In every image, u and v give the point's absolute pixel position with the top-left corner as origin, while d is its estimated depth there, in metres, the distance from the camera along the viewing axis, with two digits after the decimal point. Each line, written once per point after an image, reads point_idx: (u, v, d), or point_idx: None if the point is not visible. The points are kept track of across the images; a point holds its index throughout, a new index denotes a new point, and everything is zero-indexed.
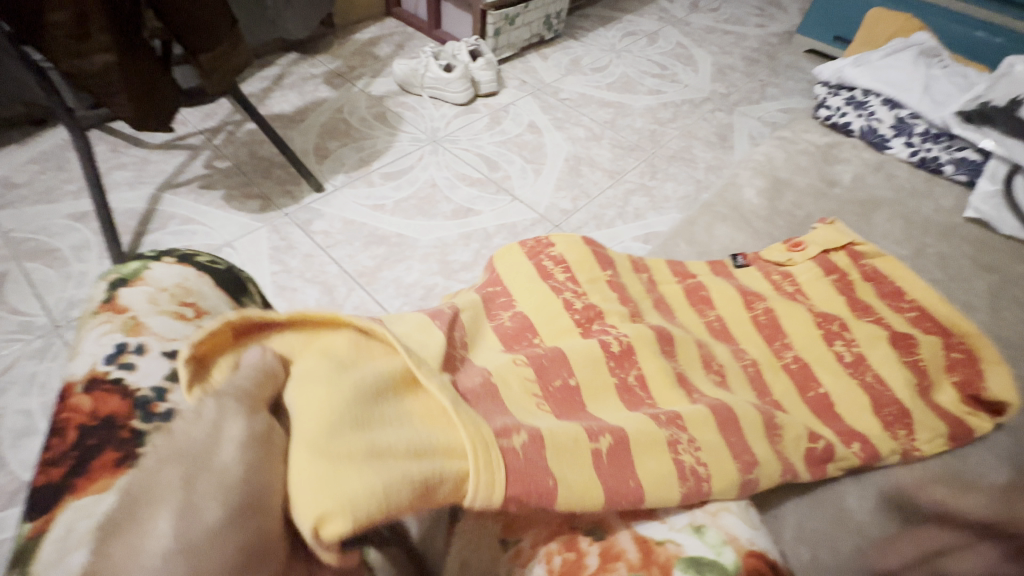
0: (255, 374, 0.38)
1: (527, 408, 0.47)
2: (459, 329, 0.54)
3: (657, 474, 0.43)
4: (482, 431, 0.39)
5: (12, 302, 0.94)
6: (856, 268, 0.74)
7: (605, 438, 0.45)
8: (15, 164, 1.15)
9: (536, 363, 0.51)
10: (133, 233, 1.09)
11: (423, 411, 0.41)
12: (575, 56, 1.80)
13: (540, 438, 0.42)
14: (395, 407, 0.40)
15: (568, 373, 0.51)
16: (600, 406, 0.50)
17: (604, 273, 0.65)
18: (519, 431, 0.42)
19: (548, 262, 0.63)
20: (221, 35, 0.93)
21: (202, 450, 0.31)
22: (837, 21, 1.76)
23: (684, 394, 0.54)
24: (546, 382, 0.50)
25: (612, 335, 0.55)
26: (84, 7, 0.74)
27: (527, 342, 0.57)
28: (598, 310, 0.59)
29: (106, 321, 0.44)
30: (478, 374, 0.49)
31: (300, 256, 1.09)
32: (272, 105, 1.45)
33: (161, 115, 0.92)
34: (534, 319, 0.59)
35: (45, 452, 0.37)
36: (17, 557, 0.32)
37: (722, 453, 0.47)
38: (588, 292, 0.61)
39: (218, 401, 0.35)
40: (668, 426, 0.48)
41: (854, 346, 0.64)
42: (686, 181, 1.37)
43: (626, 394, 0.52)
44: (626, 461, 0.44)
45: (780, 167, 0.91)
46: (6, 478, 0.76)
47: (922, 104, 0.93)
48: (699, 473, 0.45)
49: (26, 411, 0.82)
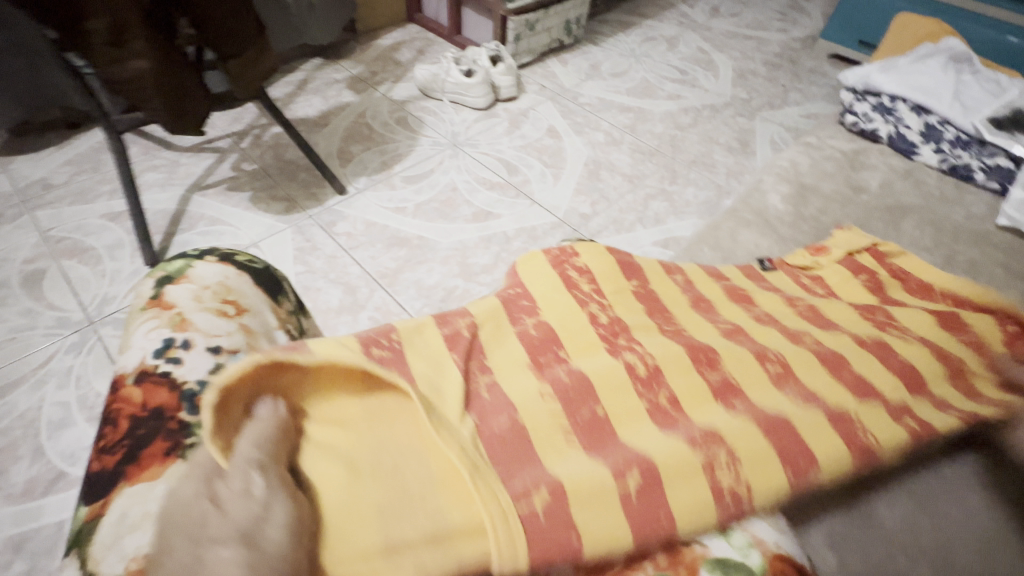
0: (270, 438, 0.38)
1: (554, 444, 0.47)
2: (477, 352, 0.55)
3: (689, 501, 0.42)
4: (499, 499, 0.39)
5: (50, 299, 0.98)
6: (883, 269, 0.74)
7: (632, 475, 0.43)
8: (53, 166, 1.20)
9: (562, 395, 0.50)
10: (164, 233, 1.12)
11: (442, 473, 0.41)
12: (594, 61, 1.80)
13: (562, 493, 0.41)
14: (413, 473, 0.40)
15: (595, 402, 0.51)
16: (629, 432, 0.49)
17: (629, 283, 0.66)
18: (539, 488, 0.41)
19: (573, 272, 0.64)
20: (249, 40, 0.95)
21: (218, 528, 0.32)
22: (861, 26, 1.74)
23: (720, 405, 0.52)
24: (573, 414, 0.49)
25: (636, 355, 0.55)
26: (120, 15, 0.77)
27: (552, 355, 0.56)
28: (624, 325, 0.60)
29: (154, 317, 0.46)
30: (503, 413, 0.49)
31: (323, 257, 1.11)
32: (297, 109, 1.48)
33: (193, 118, 0.95)
34: (558, 334, 0.58)
35: (99, 441, 0.39)
36: (77, 541, 0.34)
37: (768, 461, 0.45)
38: (613, 304, 0.63)
39: (240, 465, 0.36)
40: (704, 445, 0.46)
41: (896, 352, 0.62)
42: (706, 187, 1.36)
43: (656, 414, 0.51)
44: (658, 495, 0.42)
45: (805, 172, 0.90)
46: (43, 468, 0.79)
47: (952, 110, 0.93)
48: (739, 493, 0.43)
49: (62, 404, 0.85)
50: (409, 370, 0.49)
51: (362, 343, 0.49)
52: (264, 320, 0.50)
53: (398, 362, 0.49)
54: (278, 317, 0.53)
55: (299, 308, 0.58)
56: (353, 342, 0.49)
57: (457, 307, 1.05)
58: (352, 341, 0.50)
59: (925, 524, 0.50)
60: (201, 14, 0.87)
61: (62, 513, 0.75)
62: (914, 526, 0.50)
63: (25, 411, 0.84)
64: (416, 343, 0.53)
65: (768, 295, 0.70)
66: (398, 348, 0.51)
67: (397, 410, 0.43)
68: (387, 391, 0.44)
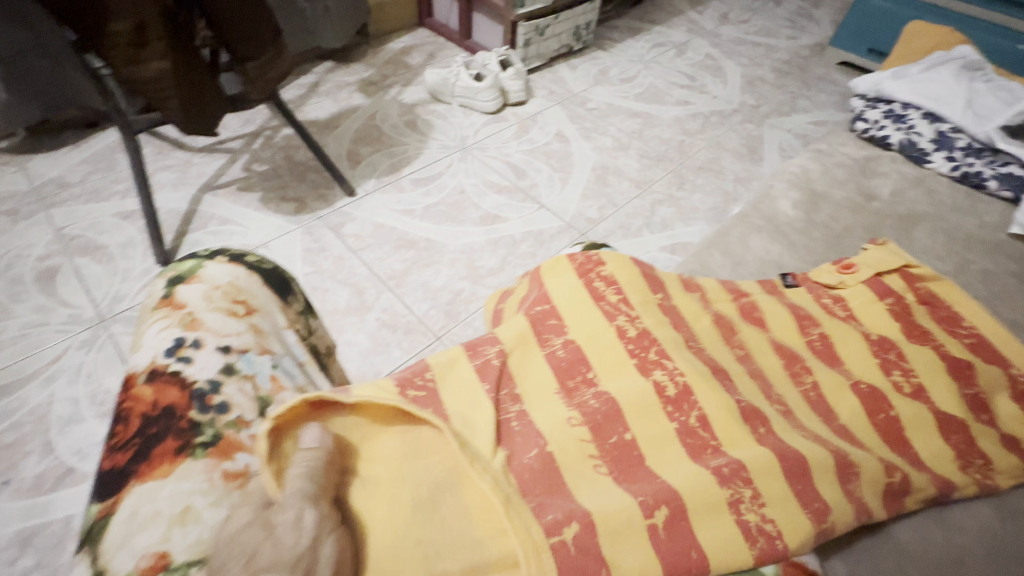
0: (315, 467, 0.40)
1: (583, 474, 0.49)
2: (507, 379, 0.57)
3: (717, 539, 0.43)
4: (534, 534, 0.41)
5: (62, 295, 0.99)
6: (911, 291, 0.72)
7: (661, 511, 0.44)
8: (68, 164, 1.22)
9: (591, 420, 0.52)
10: (176, 232, 1.13)
11: (477, 508, 0.43)
12: (603, 66, 1.81)
13: (592, 524, 0.42)
14: (449, 510, 0.43)
15: (623, 428, 0.52)
16: (659, 461, 0.50)
17: (655, 296, 0.65)
18: (570, 520, 0.42)
19: (599, 282, 0.63)
20: (266, 44, 0.97)
21: (270, 559, 0.32)
22: (871, 34, 1.74)
23: (749, 431, 0.53)
24: (601, 440, 0.51)
25: (667, 374, 0.55)
26: (144, 17, 0.78)
27: (580, 376, 0.57)
28: (652, 338, 0.59)
29: (165, 317, 0.47)
30: (533, 445, 0.50)
31: (332, 258, 1.12)
32: (308, 111, 1.49)
33: (208, 119, 0.96)
34: (586, 351, 0.58)
35: (111, 439, 0.40)
36: (87, 537, 0.34)
37: (789, 503, 0.46)
38: (641, 316, 0.61)
39: (293, 496, 0.36)
40: (730, 482, 0.47)
41: (915, 376, 0.62)
42: (714, 193, 1.36)
43: (688, 438, 0.52)
44: (684, 533, 0.44)
45: (816, 179, 0.89)
46: (53, 463, 0.79)
47: (964, 118, 0.92)
48: (767, 532, 0.44)
49: (73, 400, 0.86)
50: (442, 409, 0.51)
51: (396, 383, 0.52)
52: (273, 321, 0.51)
53: (433, 401, 0.52)
54: (287, 318, 0.53)
55: (306, 309, 0.58)
56: (388, 382, 0.52)
57: (464, 310, 1.05)
58: (387, 382, 0.52)
59: (939, 539, 0.51)
60: (221, 18, 0.88)
61: (70, 508, 0.76)
62: (930, 543, 0.51)
63: (36, 407, 0.85)
64: (449, 378, 0.55)
65: (778, 303, 0.70)
66: (432, 386, 0.53)
67: (433, 445, 0.45)
68: (422, 426, 0.46)
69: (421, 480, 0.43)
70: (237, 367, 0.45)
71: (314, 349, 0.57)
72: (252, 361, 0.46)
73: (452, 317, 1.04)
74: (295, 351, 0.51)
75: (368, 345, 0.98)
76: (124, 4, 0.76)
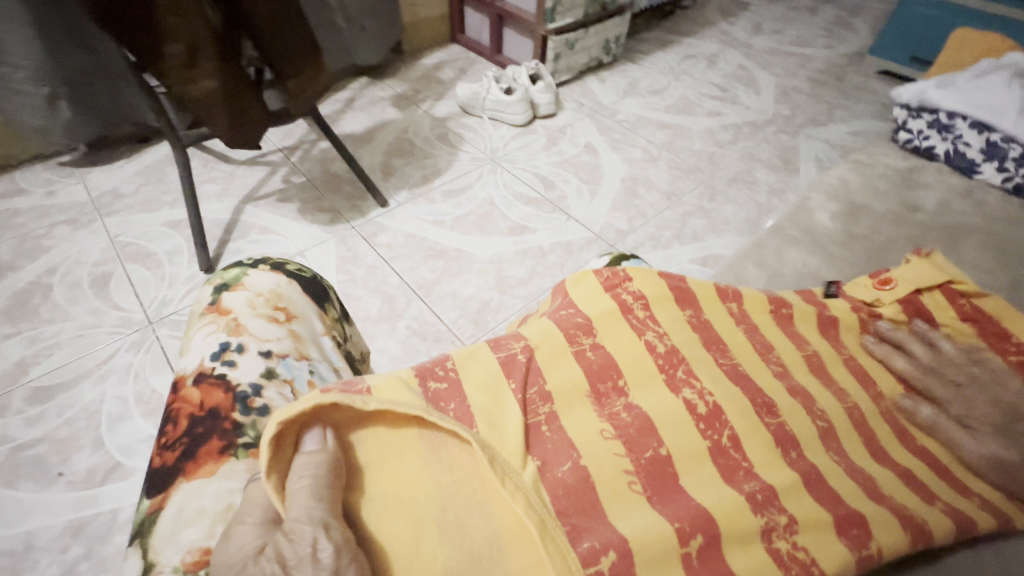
0: (322, 476, 0.39)
1: (619, 493, 0.48)
2: (534, 376, 0.56)
3: (751, 567, 0.44)
4: (568, 561, 0.42)
5: (115, 299, 1.05)
6: (953, 307, 0.69)
7: (696, 539, 0.45)
8: (124, 177, 1.30)
9: (624, 434, 0.52)
10: (219, 241, 1.19)
11: (509, 531, 0.44)
12: (633, 79, 1.81)
13: (629, 552, 0.43)
14: (477, 532, 0.43)
15: (657, 442, 0.52)
16: (692, 479, 0.50)
17: (684, 312, 0.64)
18: (606, 550, 0.43)
19: (626, 297, 0.62)
20: (307, 61, 1.01)
21: None
22: (913, 41, 1.69)
23: (780, 455, 0.53)
24: (635, 454, 0.51)
25: (697, 393, 0.56)
26: (197, 39, 0.83)
27: (613, 382, 0.57)
28: (681, 355, 0.59)
29: (211, 322, 0.49)
30: (566, 458, 0.50)
31: (365, 266, 1.15)
32: (344, 125, 1.55)
33: (252, 133, 1.01)
34: (619, 360, 0.58)
35: (160, 438, 0.42)
36: (139, 531, 0.36)
37: (824, 532, 0.47)
38: (669, 332, 0.61)
39: (303, 515, 0.36)
40: (765, 509, 0.48)
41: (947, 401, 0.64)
42: (746, 205, 1.33)
43: (720, 457, 0.52)
44: (718, 563, 0.44)
45: (854, 191, 0.87)
46: (102, 458, 0.84)
47: (1018, 127, 0.88)
48: (801, 559, 0.45)
49: (122, 398, 0.90)
50: (464, 408, 0.51)
51: (417, 376, 0.52)
52: (311, 327, 0.53)
53: (454, 397, 0.52)
54: (324, 325, 0.55)
55: (342, 316, 0.60)
56: (408, 375, 0.52)
57: (492, 320, 1.06)
58: (408, 375, 0.52)
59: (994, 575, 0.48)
60: (266, 38, 0.93)
61: (117, 502, 0.79)
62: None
63: (89, 404, 0.90)
64: (471, 369, 0.55)
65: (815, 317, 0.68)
66: (453, 378, 0.54)
67: (457, 458, 0.46)
68: (442, 436, 0.47)
69: (439, 489, 0.45)
70: (278, 371, 0.47)
71: (348, 355, 0.58)
72: (291, 366, 0.48)
73: (480, 326, 1.05)
74: (331, 357, 0.53)
75: (399, 352, 1.00)
76: (179, 28, 0.81)
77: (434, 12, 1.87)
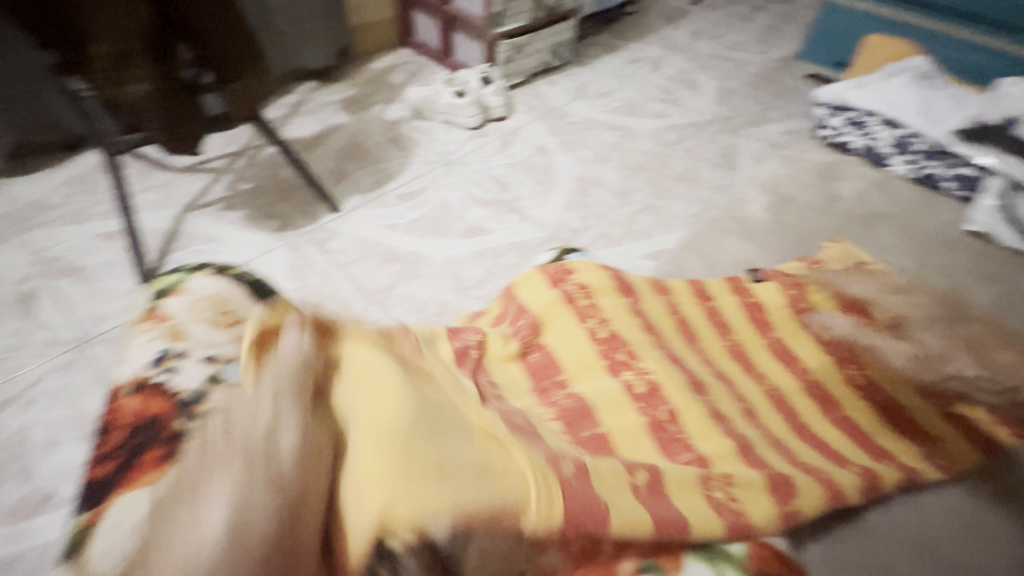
0: (292, 369, 0.43)
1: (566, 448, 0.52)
2: (482, 365, 0.63)
3: (695, 506, 0.47)
4: (535, 460, 0.45)
5: (42, 318, 0.98)
6: None
7: (643, 474, 0.49)
8: (48, 187, 1.21)
9: (565, 414, 0.57)
10: (159, 252, 1.13)
11: (483, 437, 0.46)
12: (582, 82, 1.86)
13: (587, 471, 0.46)
14: (452, 428, 0.45)
15: (596, 422, 0.56)
16: (633, 449, 0.54)
17: (624, 300, 0.70)
18: (566, 461, 0.47)
19: (572, 290, 0.69)
20: (249, 64, 0.98)
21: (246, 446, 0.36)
22: (837, 47, 1.82)
23: (716, 425, 0.57)
24: (576, 430, 0.56)
25: (635, 374, 0.60)
26: (125, 41, 0.79)
27: (551, 376, 0.63)
28: (621, 340, 0.64)
29: (151, 329, 0.47)
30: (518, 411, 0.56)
31: (318, 273, 1.12)
32: (292, 130, 1.51)
33: (191, 139, 0.97)
34: (561, 352, 0.64)
35: (97, 451, 0.41)
36: (71, 546, 0.36)
37: (755, 486, 0.50)
38: (611, 319, 0.67)
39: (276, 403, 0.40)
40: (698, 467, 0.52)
41: (864, 371, 0.69)
42: (692, 201, 1.40)
43: (657, 431, 0.56)
44: (663, 498, 0.47)
45: (784, 185, 0.93)
46: (33, 488, 0.78)
47: (921, 123, 0.97)
48: (734, 507, 0.48)
49: (53, 423, 0.84)
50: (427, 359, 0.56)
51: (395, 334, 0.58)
52: None
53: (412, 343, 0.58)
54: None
55: None
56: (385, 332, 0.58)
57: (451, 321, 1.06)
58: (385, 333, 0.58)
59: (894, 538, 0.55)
60: (204, 41, 0.90)
61: (50, 534, 0.74)
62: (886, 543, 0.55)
63: (15, 432, 0.83)
64: (438, 343, 0.62)
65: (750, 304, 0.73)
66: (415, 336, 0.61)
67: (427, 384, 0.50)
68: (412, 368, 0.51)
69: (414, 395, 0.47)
70: (225, 376, 0.45)
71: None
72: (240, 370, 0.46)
73: None
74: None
75: None
76: (107, 29, 0.77)
77: (382, 15, 1.86)
